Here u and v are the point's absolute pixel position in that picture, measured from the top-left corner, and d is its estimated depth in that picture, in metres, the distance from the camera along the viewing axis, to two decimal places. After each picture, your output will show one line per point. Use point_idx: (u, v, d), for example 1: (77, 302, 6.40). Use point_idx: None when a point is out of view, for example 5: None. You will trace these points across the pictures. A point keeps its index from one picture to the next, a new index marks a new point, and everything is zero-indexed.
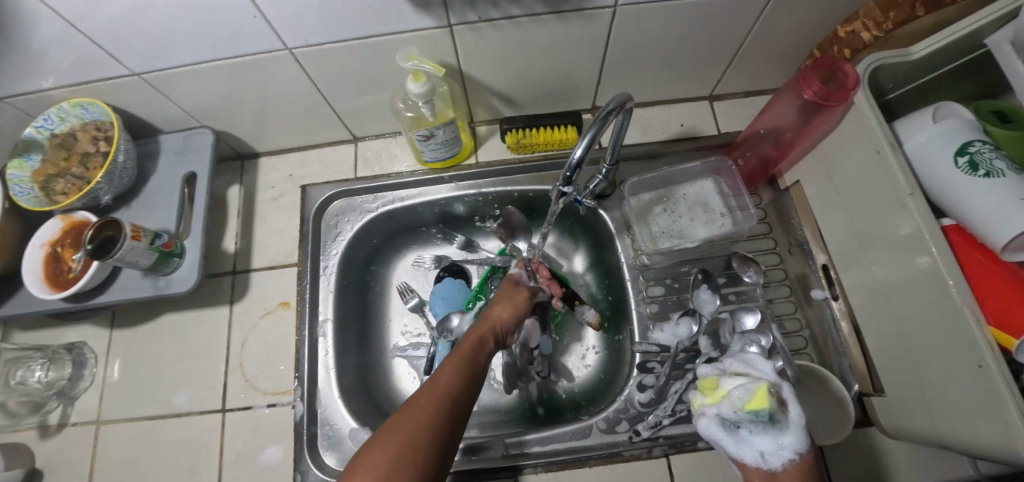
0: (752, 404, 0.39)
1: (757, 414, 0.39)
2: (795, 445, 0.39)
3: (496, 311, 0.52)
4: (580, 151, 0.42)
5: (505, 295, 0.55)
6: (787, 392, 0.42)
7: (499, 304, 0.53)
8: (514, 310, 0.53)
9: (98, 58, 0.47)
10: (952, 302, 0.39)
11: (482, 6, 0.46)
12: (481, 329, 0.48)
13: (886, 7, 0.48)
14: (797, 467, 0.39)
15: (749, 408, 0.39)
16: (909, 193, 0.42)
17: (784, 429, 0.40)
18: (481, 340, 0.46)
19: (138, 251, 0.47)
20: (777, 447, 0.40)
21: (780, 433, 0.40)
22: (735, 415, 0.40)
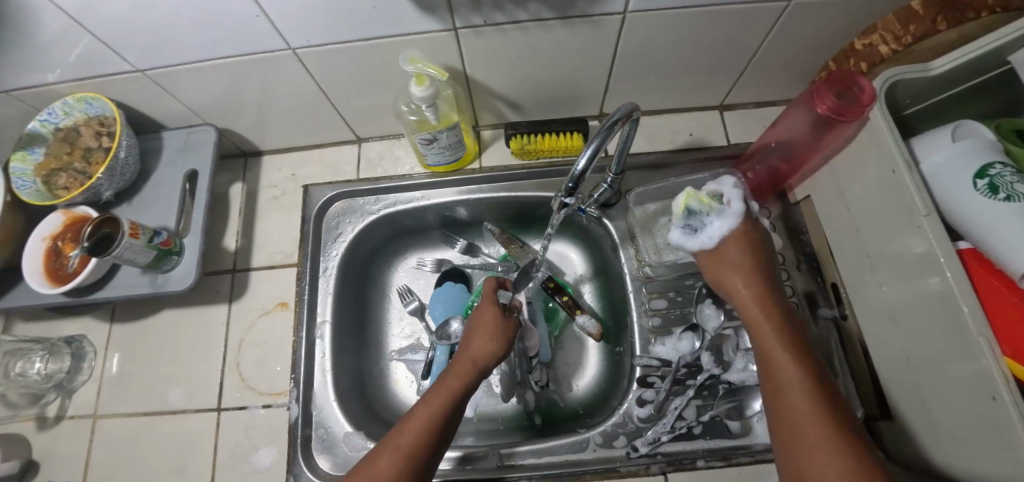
0: (682, 207, 0.49)
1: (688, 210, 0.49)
2: (727, 219, 0.49)
3: (474, 341, 0.49)
4: (583, 162, 0.41)
5: (488, 317, 0.51)
6: (731, 190, 0.50)
7: (478, 328, 0.51)
8: (496, 336, 0.50)
9: (101, 54, 0.47)
10: (966, 331, 0.38)
11: (487, 10, 0.45)
12: (462, 364, 0.47)
13: (906, 20, 0.46)
14: (732, 239, 0.49)
15: (682, 212, 0.49)
16: (924, 214, 0.40)
17: (722, 211, 0.49)
18: (457, 380, 0.45)
19: (136, 248, 0.47)
20: (718, 226, 0.49)
21: (716, 215, 0.49)
22: (682, 223, 0.50)
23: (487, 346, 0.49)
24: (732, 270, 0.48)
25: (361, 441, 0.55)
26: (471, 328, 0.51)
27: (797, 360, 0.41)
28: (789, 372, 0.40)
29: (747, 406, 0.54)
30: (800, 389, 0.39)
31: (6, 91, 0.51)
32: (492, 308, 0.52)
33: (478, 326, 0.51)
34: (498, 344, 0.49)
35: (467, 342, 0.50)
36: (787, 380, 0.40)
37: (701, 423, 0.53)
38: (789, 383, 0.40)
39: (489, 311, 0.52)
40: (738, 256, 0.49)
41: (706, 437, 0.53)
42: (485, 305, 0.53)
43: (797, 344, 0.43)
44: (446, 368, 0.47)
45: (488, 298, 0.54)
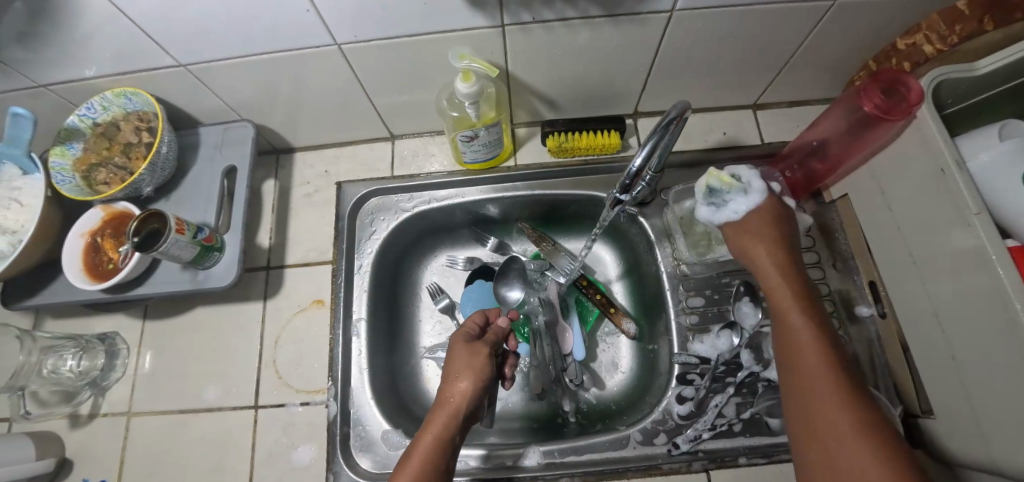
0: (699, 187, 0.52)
1: (711, 188, 0.51)
2: (752, 195, 0.50)
3: (452, 382, 0.46)
4: (640, 160, 0.42)
5: (463, 354, 0.48)
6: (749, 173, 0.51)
7: (449, 371, 0.47)
8: (470, 376, 0.46)
9: (146, 48, 0.46)
10: (1018, 329, 0.38)
11: (538, 6, 0.45)
12: (438, 413, 0.44)
13: (950, 20, 0.46)
14: (757, 215, 0.50)
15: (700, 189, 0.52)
16: (975, 213, 0.40)
17: (745, 188, 0.50)
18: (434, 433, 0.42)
19: (181, 244, 0.47)
20: (739, 203, 0.50)
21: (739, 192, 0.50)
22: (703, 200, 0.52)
23: (460, 388, 0.45)
24: (756, 252, 0.48)
25: (400, 439, 0.55)
26: (443, 374, 0.48)
27: (821, 346, 0.41)
28: (814, 362, 0.40)
29: None
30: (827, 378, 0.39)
31: (46, 85, 0.50)
32: (461, 349, 0.49)
33: (449, 367, 0.47)
34: (471, 383, 0.45)
35: (446, 385, 0.46)
36: (810, 365, 0.40)
37: (742, 420, 0.54)
38: (821, 372, 0.39)
39: (458, 352, 0.49)
40: (761, 244, 0.48)
41: (747, 434, 0.54)
42: (456, 347, 0.49)
43: (825, 334, 0.42)
44: (426, 419, 0.44)
45: (457, 339, 0.50)
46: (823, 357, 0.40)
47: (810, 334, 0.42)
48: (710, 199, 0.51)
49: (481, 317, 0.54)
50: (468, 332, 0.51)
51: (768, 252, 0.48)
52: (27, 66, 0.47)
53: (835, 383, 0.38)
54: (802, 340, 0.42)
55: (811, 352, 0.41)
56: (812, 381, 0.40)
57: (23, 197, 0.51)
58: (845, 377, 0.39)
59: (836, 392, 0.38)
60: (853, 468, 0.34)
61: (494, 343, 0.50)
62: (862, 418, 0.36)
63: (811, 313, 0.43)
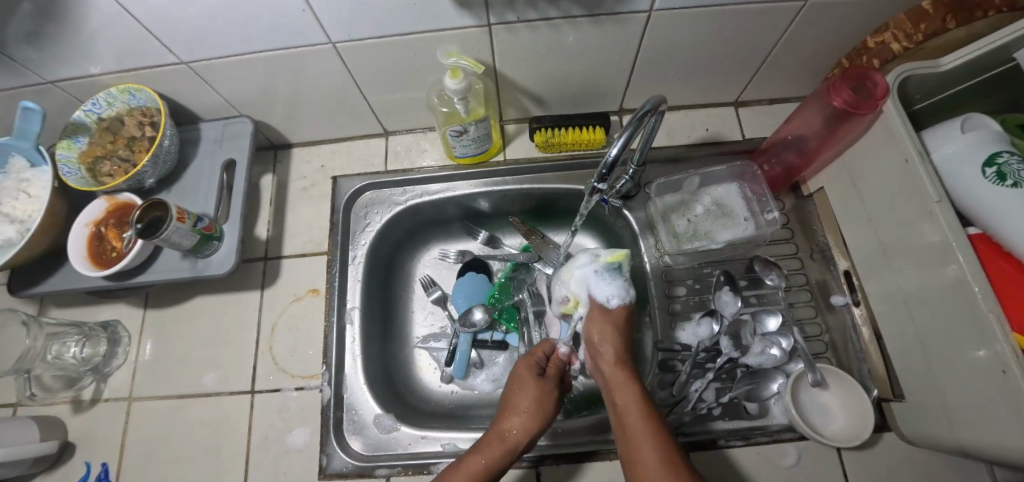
0: (612, 257, 0.60)
1: (616, 263, 0.60)
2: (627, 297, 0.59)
3: (512, 412, 0.52)
4: (616, 150, 0.44)
5: (531, 387, 0.54)
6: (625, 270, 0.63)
7: (516, 400, 0.53)
8: (534, 409, 0.52)
9: (150, 47, 0.49)
10: (977, 309, 0.40)
11: (521, 7, 0.47)
12: (501, 426, 0.51)
13: (916, 19, 0.49)
14: (623, 309, 0.59)
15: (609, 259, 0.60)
16: (935, 200, 0.43)
17: (628, 284, 0.60)
18: (495, 450, 0.49)
19: (182, 232, 0.49)
20: (621, 292, 0.59)
21: (618, 283, 0.59)
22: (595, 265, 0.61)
23: (519, 422, 0.51)
24: (599, 345, 0.57)
25: (391, 422, 0.57)
26: (507, 398, 0.55)
27: (643, 417, 0.48)
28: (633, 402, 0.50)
29: (765, 388, 0.56)
30: (651, 443, 0.46)
31: (54, 81, 0.53)
32: (534, 382, 0.55)
33: (517, 396, 0.54)
34: (534, 419, 0.52)
35: (506, 413, 0.53)
36: (640, 435, 0.47)
37: (720, 405, 0.56)
38: (643, 438, 0.46)
39: (528, 382, 0.55)
40: (600, 329, 0.58)
41: (725, 418, 0.56)
42: (523, 376, 0.56)
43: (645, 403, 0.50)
44: (482, 436, 0.51)
45: (525, 368, 0.57)
46: (644, 428, 0.47)
47: (634, 408, 0.49)
48: (602, 272, 0.60)
49: (548, 348, 0.60)
50: (537, 361, 0.58)
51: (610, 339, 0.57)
52: (35, 64, 0.50)
53: (654, 448, 0.45)
54: (629, 414, 0.49)
55: (639, 425, 0.47)
56: (639, 447, 0.46)
57: (30, 189, 0.53)
58: (664, 440, 0.46)
59: (655, 456, 0.45)
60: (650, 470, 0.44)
61: (557, 381, 0.57)
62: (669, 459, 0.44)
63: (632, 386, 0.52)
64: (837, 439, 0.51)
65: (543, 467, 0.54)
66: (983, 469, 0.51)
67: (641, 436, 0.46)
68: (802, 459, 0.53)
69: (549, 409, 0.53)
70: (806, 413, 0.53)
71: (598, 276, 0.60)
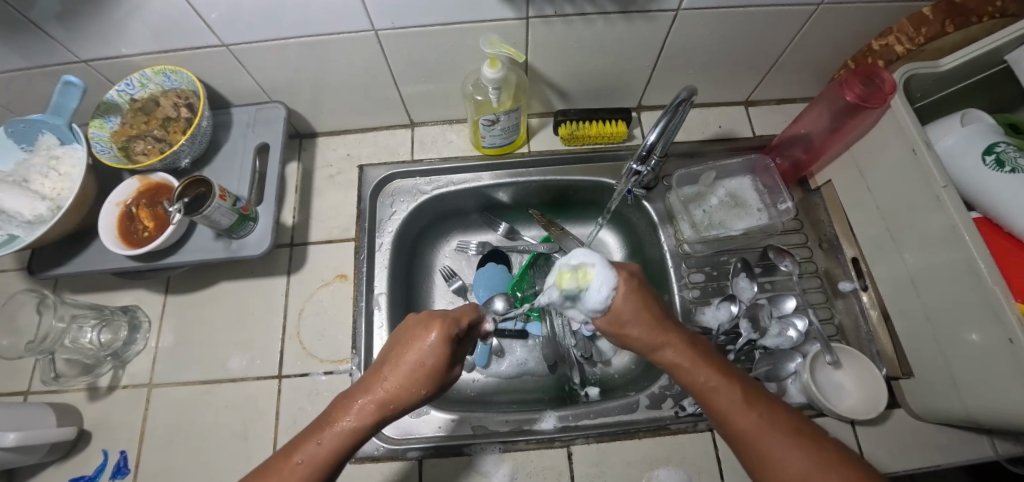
0: (557, 288, 0.45)
1: (568, 292, 0.44)
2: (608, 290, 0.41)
3: (400, 356, 0.38)
4: (653, 137, 0.49)
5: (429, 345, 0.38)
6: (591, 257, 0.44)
7: (400, 353, 0.39)
8: (419, 377, 0.38)
9: (193, 29, 0.49)
10: (984, 284, 0.43)
11: (561, 1, 0.50)
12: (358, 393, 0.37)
13: (917, 23, 0.53)
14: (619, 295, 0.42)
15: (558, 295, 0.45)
16: (942, 186, 0.46)
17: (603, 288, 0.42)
18: (348, 415, 0.36)
19: (222, 210, 0.49)
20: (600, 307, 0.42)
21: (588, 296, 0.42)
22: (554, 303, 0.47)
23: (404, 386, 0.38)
24: (630, 325, 0.42)
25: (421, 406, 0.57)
26: (397, 354, 0.39)
27: (720, 376, 0.38)
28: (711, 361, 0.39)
29: (783, 368, 0.59)
30: (747, 405, 0.36)
31: (88, 61, 0.53)
32: (439, 348, 0.38)
33: (403, 355, 0.38)
34: (421, 394, 0.38)
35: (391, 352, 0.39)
36: (727, 404, 0.36)
37: None
38: (736, 403, 0.36)
39: (434, 347, 0.38)
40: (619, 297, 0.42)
41: None
42: (420, 331, 0.39)
43: (712, 357, 0.40)
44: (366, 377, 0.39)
45: (441, 328, 0.39)
46: (732, 389, 0.37)
47: (705, 370, 0.38)
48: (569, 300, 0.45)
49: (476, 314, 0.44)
50: (459, 326, 0.41)
51: (637, 316, 0.41)
52: (73, 43, 0.49)
53: (756, 411, 0.35)
54: (703, 382, 0.38)
55: (724, 385, 0.37)
56: (732, 421, 0.36)
57: (60, 166, 0.52)
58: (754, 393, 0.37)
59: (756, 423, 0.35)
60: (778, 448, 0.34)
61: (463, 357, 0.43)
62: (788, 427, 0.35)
63: (683, 344, 0.40)
64: (852, 412, 0.54)
65: (575, 447, 0.55)
66: (985, 441, 0.55)
67: (733, 402, 0.36)
68: None
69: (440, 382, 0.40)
70: (824, 389, 0.55)
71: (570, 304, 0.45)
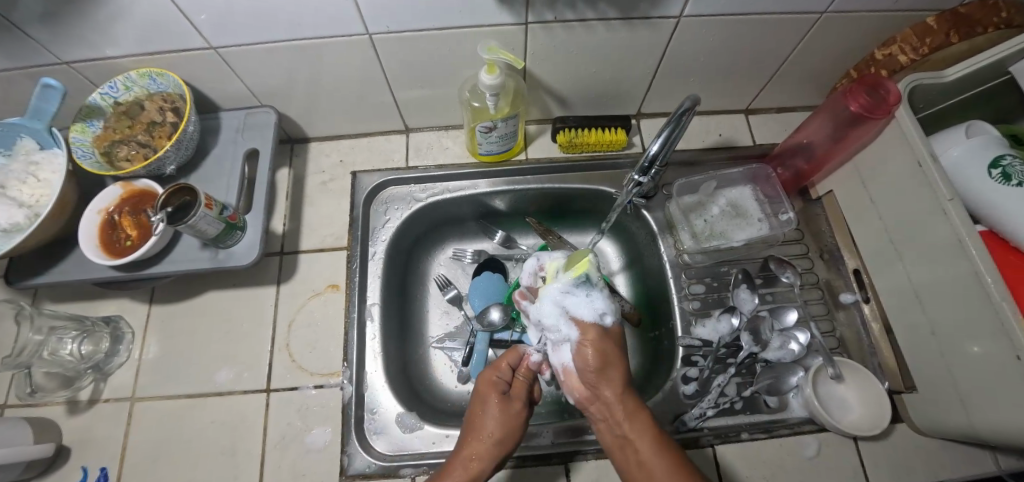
0: (578, 270, 0.51)
1: (585, 275, 0.51)
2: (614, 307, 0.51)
3: (479, 425, 0.48)
4: (655, 148, 0.49)
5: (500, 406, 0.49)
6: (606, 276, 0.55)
7: (480, 421, 0.48)
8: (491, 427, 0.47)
9: (179, 30, 0.47)
10: (991, 300, 0.42)
11: (561, 6, 0.48)
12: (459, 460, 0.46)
13: (922, 34, 0.53)
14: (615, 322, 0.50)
15: (577, 272, 0.51)
16: (949, 199, 0.45)
17: (608, 294, 0.52)
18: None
19: (209, 219, 0.47)
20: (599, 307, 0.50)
21: (603, 292, 0.51)
22: (567, 283, 0.51)
23: (484, 437, 0.47)
24: (594, 375, 0.47)
25: (414, 421, 0.55)
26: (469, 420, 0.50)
27: (657, 446, 0.43)
28: (642, 431, 0.44)
29: (785, 381, 0.57)
30: (677, 474, 0.41)
31: (69, 63, 0.51)
32: (491, 394, 0.50)
33: (483, 423, 0.48)
34: (499, 440, 0.47)
35: (474, 420, 0.49)
36: (662, 471, 0.42)
37: (742, 399, 0.57)
38: (666, 471, 0.42)
39: (489, 400, 0.50)
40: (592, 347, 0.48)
41: (748, 412, 0.57)
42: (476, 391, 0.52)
43: (656, 429, 0.45)
44: (457, 448, 0.48)
45: (485, 380, 0.52)
46: (656, 460, 0.42)
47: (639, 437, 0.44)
48: (579, 286, 0.51)
49: (515, 358, 0.54)
50: (500, 373, 0.53)
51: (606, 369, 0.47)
52: (53, 44, 0.47)
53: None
54: (643, 448, 0.43)
55: (651, 454, 0.43)
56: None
57: (40, 172, 0.50)
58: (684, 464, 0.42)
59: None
60: None
61: (524, 396, 0.52)
62: None
63: (635, 410, 0.46)
64: (856, 428, 0.52)
65: (573, 463, 0.54)
66: (988, 456, 0.54)
67: (663, 470, 0.42)
68: (821, 450, 0.55)
69: (512, 421, 0.48)
70: (826, 404, 0.54)
71: (571, 294, 0.50)
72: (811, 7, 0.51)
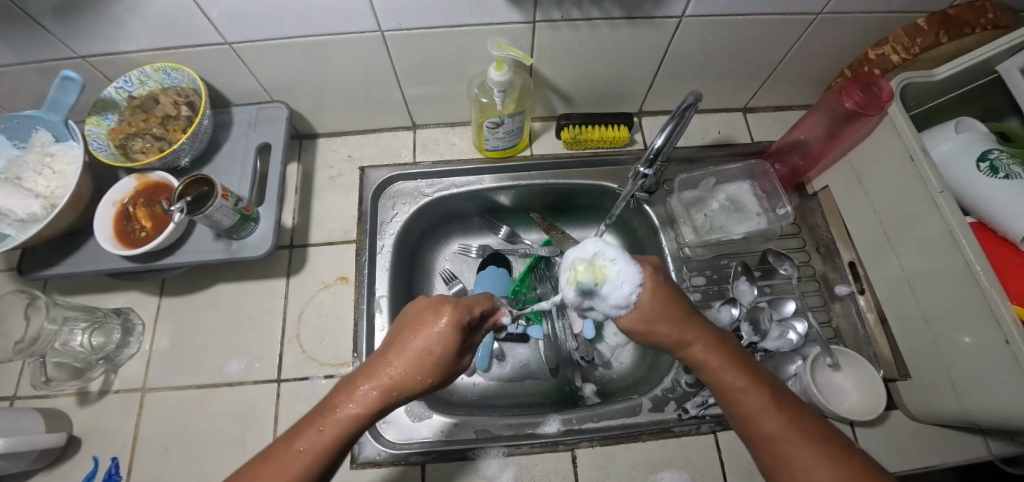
0: (570, 281, 0.43)
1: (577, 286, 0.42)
2: (631, 287, 0.39)
3: (416, 341, 0.37)
4: (660, 141, 0.51)
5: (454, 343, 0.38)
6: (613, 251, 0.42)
7: (419, 339, 0.37)
8: (418, 366, 0.36)
9: (198, 26, 0.48)
10: (980, 287, 0.44)
11: (568, 5, 0.50)
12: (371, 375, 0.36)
13: (913, 34, 0.56)
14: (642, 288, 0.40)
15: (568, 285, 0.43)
16: (940, 191, 0.47)
17: (616, 282, 0.40)
18: (359, 398, 0.35)
19: (225, 209, 0.49)
20: (622, 298, 0.40)
21: (607, 292, 0.40)
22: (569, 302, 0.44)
23: (411, 368, 0.36)
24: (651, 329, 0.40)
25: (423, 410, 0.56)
26: (406, 343, 0.37)
27: (750, 377, 0.36)
28: (722, 365, 0.37)
29: (784, 370, 0.59)
30: (772, 412, 0.34)
31: (86, 57, 0.52)
32: (448, 336, 0.37)
33: (421, 340, 0.37)
34: (426, 378, 0.37)
35: (410, 334, 0.37)
36: (757, 406, 0.35)
37: None
38: (758, 410, 0.35)
39: (445, 339, 0.37)
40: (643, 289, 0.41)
41: None
42: (428, 318, 0.38)
43: (741, 360, 0.38)
44: (374, 362, 0.37)
45: (453, 314, 0.38)
46: (755, 392, 0.35)
47: (730, 371, 0.37)
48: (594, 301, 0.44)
49: (488, 307, 0.44)
50: (470, 315, 0.40)
51: (656, 310, 0.39)
52: (72, 38, 0.48)
53: (777, 414, 0.34)
54: (731, 384, 0.36)
55: (739, 385, 0.36)
56: (758, 424, 0.34)
57: (55, 164, 0.51)
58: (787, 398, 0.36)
59: (782, 429, 0.33)
60: (796, 457, 0.32)
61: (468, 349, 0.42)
62: (806, 430, 0.33)
63: (719, 345, 0.39)
64: (854, 414, 0.54)
65: (579, 450, 0.55)
66: (980, 441, 0.56)
67: (755, 409, 0.35)
68: None
69: (443, 369, 0.37)
70: (824, 391, 0.56)
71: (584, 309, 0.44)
72: (807, 8, 0.53)
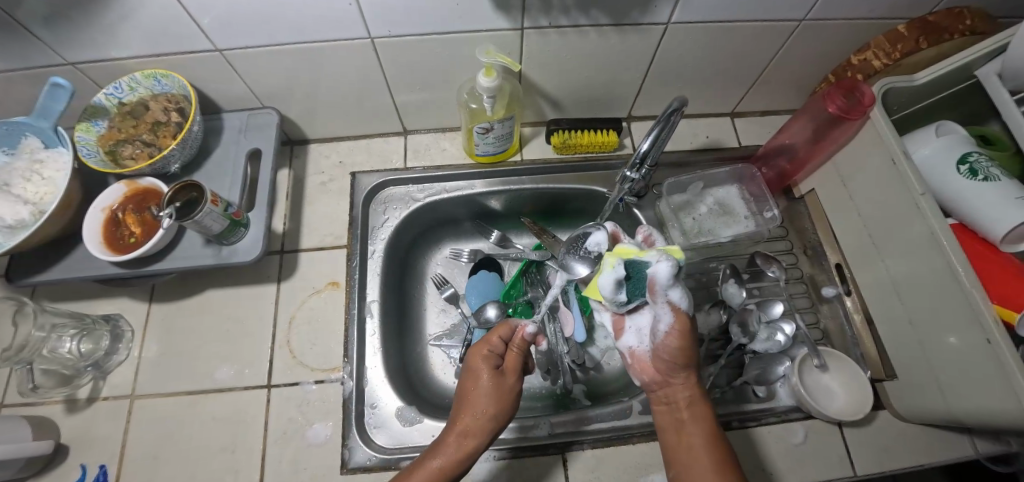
0: (674, 252, 0.47)
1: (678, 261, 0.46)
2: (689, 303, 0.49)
3: (471, 385, 0.49)
4: (646, 146, 0.52)
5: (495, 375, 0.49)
6: None
7: (472, 384, 0.49)
8: (484, 405, 0.47)
9: (186, 33, 0.49)
10: (962, 288, 0.45)
11: (555, 12, 0.51)
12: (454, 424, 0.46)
13: (894, 40, 0.57)
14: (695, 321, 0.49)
15: (672, 253, 0.46)
16: (921, 194, 0.48)
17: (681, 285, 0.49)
18: (449, 447, 0.44)
19: (214, 215, 0.49)
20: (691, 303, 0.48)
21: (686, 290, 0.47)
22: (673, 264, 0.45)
23: (478, 411, 0.46)
24: (677, 367, 0.48)
25: (413, 414, 0.56)
26: (462, 393, 0.49)
27: (711, 431, 0.45)
28: (694, 414, 0.47)
29: (773, 371, 0.60)
30: (711, 456, 0.43)
31: (76, 64, 0.52)
32: (486, 372, 0.49)
33: (475, 385, 0.48)
34: (492, 412, 0.46)
35: (467, 384, 0.49)
36: (699, 449, 0.44)
37: (732, 388, 0.59)
38: (698, 453, 0.44)
39: (482, 374, 0.49)
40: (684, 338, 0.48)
41: (737, 402, 0.59)
42: (475, 365, 0.50)
43: (713, 422, 0.46)
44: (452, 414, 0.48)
45: (480, 355, 0.50)
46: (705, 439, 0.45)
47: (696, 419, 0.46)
48: (621, 287, 0.47)
49: (507, 332, 0.52)
50: (493, 347, 0.51)
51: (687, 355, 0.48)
52: (60, 46, 0.49)
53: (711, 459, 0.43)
54: (692, 428, 0.46)
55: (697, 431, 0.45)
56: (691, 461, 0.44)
57: (44, 170, 0.51)
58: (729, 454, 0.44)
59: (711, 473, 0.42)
60: None
61: (515, 373, 0.50)
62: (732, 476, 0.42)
63: (699, 400, 0.48)
64: (841, 415, 0.54)
65: (570, 453, 0.55)
66: (967, 441, 0.57)
67: (697, 453, 0.44)
68: (809, 439, 0.57)
69: (502, 401, 0.48)
70: (813, 393, 0.56)
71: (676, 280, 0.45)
72: (790, 15, 0.54)
